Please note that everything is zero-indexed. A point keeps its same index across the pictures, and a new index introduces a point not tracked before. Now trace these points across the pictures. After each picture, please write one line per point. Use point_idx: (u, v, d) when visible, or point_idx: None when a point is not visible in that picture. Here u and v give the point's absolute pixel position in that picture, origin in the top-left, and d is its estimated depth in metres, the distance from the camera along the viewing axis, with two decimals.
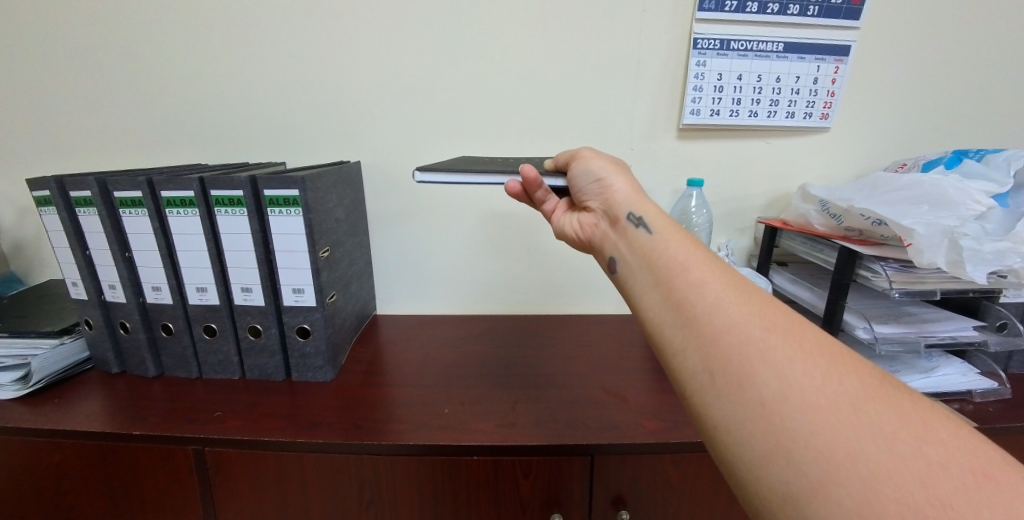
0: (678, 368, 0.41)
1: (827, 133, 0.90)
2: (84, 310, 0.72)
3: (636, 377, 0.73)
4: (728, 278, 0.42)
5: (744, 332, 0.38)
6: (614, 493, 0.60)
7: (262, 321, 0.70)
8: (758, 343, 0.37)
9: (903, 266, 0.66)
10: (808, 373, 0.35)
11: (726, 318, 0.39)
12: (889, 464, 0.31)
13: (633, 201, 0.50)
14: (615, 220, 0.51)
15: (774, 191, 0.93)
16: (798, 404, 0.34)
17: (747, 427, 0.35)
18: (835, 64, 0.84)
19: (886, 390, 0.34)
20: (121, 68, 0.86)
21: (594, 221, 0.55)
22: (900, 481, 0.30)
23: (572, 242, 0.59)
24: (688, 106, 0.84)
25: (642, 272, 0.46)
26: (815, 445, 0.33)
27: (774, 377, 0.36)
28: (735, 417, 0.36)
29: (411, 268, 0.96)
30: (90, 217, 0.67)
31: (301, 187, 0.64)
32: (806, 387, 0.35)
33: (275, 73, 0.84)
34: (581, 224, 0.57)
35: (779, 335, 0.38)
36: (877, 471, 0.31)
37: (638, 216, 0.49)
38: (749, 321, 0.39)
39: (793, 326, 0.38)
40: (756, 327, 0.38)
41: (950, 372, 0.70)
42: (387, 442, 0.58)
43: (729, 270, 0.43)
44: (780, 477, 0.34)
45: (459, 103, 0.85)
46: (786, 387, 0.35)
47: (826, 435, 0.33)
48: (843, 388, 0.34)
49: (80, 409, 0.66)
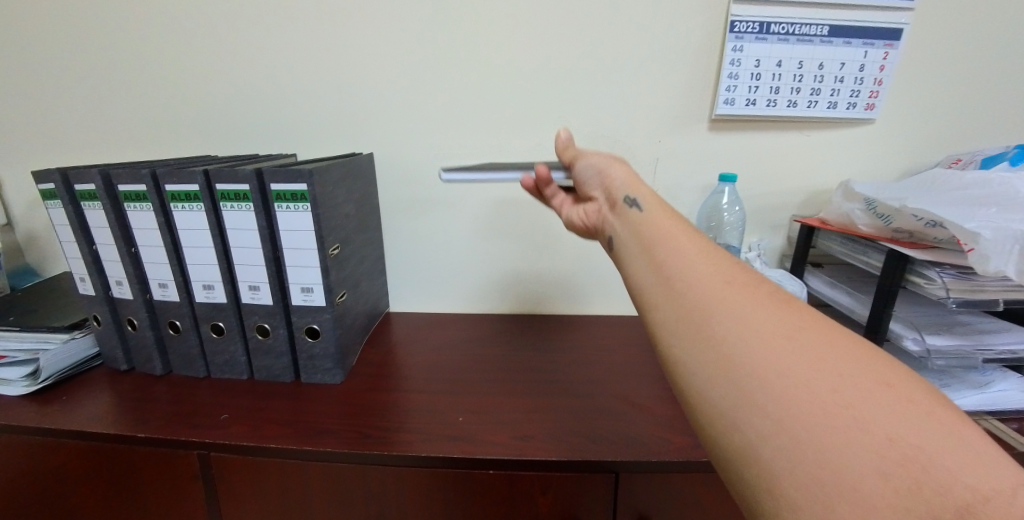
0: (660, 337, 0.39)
1: (872, 125, 0.83)
2: (91, 306, 0.71)
3: (661, 386, 0.69)
4: (704, 250, 0.41)
5: (717, 293, 0.37)
6: (637, 513, 0.56)
7: (270, 321, 0.67)
8: (727, 300, 0.36)
9: (961, 273, 0.60)
10: (772, 337, 0.34)
11: (699, 280, 0.38)
12: (857, 430, 0.29)
13: (630, 184, 0.47)
14: (612, 205, 0.48)
15: (811, 188, 0.87)
16: (764, 369, 0.33)
17: (723, 391, 0.34)
18: (885, 50, 0.77)
19: (846, 349, 0.34)
20: (128, 56, 0.83)
21: (597, 209, 0.52)
22: (868, 460, 0.29)
23: (574, 225, 0.57)
24: (721, 95, 0.78)
25: (637, 255, 0.43)
26: (785, 409, 0.32)
27: (742, 343, 0.34)
28: (712, 382, 0.35)
29: (424, 265, 0.93)
30: (95, 211, 0.65)
31: (309, 182, 0.60)
32: (770, 352, 0.33)
33: (285, 61, 0.81)
34: (587, 214, 0.54)
35: (746, 297, 0.37)
36: (845, 439, 0.29)
37: (632, 199, 0.46)
38: (726, 290, 0.37)
39: (761, 288, 0.38)
40: (727, 288, 0.37)
41: (1005, 388, 0.64)
42: (398, 452, 0.55)
43: (713, 246, 0.42)
44: (756, 445, 0.32)
45: (475, 92, 0.81)
46: (754, 354, 0.34)
47: (795, 406, 0.31)
48: (806, 354, 0.33)
49: (87, 408, 0.64)
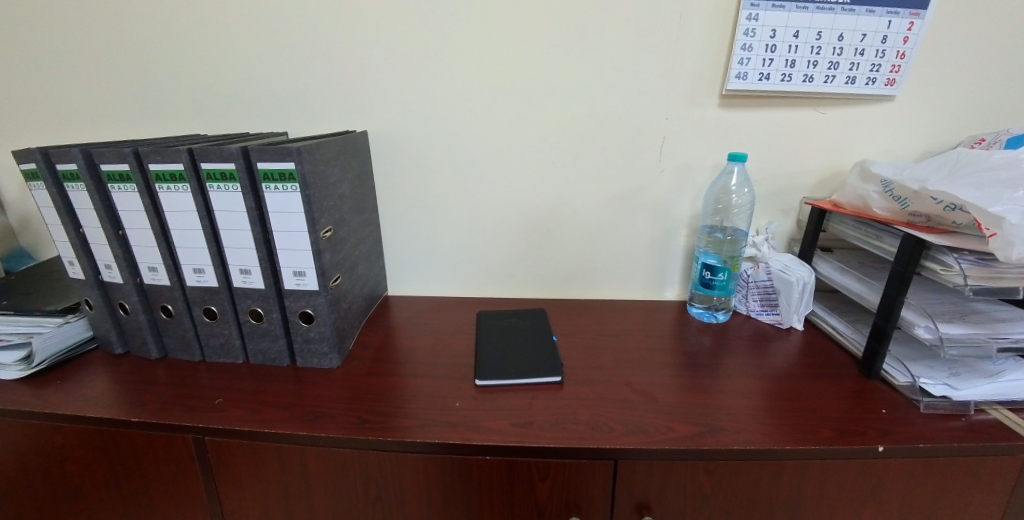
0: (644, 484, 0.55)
1: (891, 102, 0.78)
2: (82, 290, 0.69)
3: (664, 372, 0.68)
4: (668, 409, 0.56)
5: (669, 508, 0.56)
6: (637, 500, 0.55)
7: (263, 305, 0.66)
8: (672, 502, 0.56)
9: (981, 259, 0.57)
10: (685, 491, 0.55)
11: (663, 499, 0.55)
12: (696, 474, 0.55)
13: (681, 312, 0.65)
14: None
15: (825, 169, 0.83)
16: (671, 489, 0.55)
17: (660, 500, 0.56)
18: (910, 19, 0.72)
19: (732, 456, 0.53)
20: (113, 29, 0.79)
21: None
22: None
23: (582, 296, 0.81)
24: (733, 69, 0.74)
25: None
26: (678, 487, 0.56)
27: (667, 502, 0.56)
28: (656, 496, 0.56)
29: (423, 248, 0.91)
30: (79, 192, 0.63)
31: (297, 160, 0.57)
32: (678, 484, 0.54)
33: (275, 34, 0.77)
34: None
35: (684, 476, 0.54)
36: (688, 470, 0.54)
37: None
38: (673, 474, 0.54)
39: (704, 500, 0.55)
40: (677, 504, 0.56)
41: (1019, 378, 0.62)
42: (394, 438, 0.54)
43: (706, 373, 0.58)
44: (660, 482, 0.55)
45: (475, 67, 0.77)
46: (667, 489, 0.55)
47: (674, 496, 0.55)
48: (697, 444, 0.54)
49: (83, 391, 0.64)
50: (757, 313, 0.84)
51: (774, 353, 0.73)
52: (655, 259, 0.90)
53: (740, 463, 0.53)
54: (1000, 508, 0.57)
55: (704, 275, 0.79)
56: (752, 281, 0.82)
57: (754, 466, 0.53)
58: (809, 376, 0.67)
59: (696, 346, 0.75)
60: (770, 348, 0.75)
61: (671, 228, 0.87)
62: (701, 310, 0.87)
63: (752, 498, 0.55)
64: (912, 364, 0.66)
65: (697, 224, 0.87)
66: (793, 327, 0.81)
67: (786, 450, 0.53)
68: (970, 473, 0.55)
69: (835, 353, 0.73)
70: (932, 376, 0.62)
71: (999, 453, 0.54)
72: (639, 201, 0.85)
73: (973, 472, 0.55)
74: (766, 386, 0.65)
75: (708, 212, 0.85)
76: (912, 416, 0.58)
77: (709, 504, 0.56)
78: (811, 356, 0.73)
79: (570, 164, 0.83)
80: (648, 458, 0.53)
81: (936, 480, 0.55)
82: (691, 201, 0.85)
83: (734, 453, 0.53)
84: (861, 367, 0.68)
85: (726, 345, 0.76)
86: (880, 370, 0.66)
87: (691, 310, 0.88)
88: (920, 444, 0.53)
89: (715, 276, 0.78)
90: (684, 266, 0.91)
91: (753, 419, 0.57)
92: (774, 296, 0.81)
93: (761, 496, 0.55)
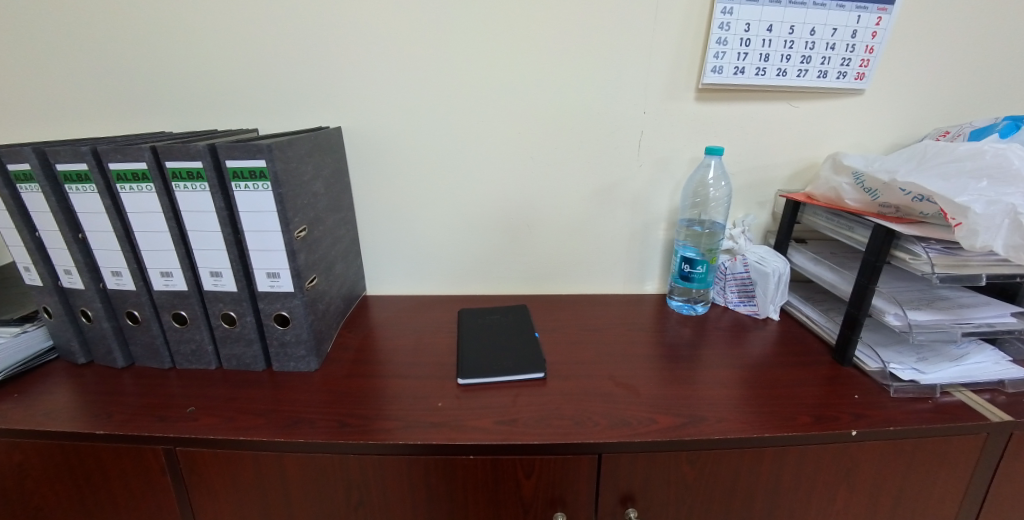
0: (631, 479, 0.55)
1: (860, 96, 0.80)
2: (40, 297, 0.66)
3: (645, 364, 0.69)
4: None
5: (654, 500, 0.57)
6: (622, 492, 0.56)
7: (236, 308, 0.64)
8: (657, 494, 0.56)
9: (947, 247, 0.58)
10: (668, 482, 0.55)
11: (646, 491, 0.56)
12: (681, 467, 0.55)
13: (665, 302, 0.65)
14: None
15: (798, 161, 0.85)
16: (655, 481, 0.55)
17: (647, 493, 0.56)
18: (878, 14, 0.74)
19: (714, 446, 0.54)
20: (69, 23, 0.75)
21: None
22: None
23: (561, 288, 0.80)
24: (709, 63, 0.75)
25: None
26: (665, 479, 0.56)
27: (651, 494, 0.56)
28: (642, 490, 0.56)
29: (404, 245, 0.89)
30: (33, 194, 0.59)
31: (269, 157, 0.55)
32: (661, 475, 0.55)
33: (244, 27, 0.74)
34: None
35: (664, 467, 0.54)
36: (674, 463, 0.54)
37: None
38: (656, 466, 0.54)
39: (687, 490, 0.56)
40: (663, 496, 0.56)
41: (981, 360, 0.66)
42: (375, 441, 0.53)
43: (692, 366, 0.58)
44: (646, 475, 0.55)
45: (454, 60, 0.75)
46: (648, 479, 0.55)
47: (659, 487, 0.56)
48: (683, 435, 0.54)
49: (44, 404, 0.60)
50: (734, 305, 0.85)
51: (751, 343, 0.75)
52: (635, 253, 0.91)
53: (722, 453, 0.54)
54: (965, 485, 0.60)
55: (683, 268, 0.80)
56: (730, 273, 0.84)
57: (735, 456, 0.54)
58: (785, 364, 0.69)
59: (676, 338, 0.77)
60: (748, 338, 0.77)
61: (650, 222, 0.88)
62: (680, 303, 0.88)
63: (733, 486, 0.56)
64: (883, 350, 0.68)
65: (676, 217, 0.88)
66: (770, 317, 0.82)
67: (764, 438, 0.54)
68: (937, 453, 0.57)
69: (810, 342, 0.75)
70: (901, 361, 0.65)
71: (964, 433, 0.57)
72: (618, 196, 0.85)
73: (939, 452, 0.57)
74: (745, 375, 0.66)
75: (687, 205, 0.86)
76: (883, 400, 0.60)
77: (691, 494, 0.56)
78: (787, 345, 0.74)
79: (552, 159, 0.82)
80: (636, 451, 0.53)
81: (906, 462, 0.57)
82: (671, 194, 0.86)
83: (718, 444, 0.54)
84: (834, 355, 0.70)
85: (705, 336, 0.77)
86: (852, 357, 0.68)
87: (671, 303, 0.89)
88: (891, 428, 0.55)
89: (694, 269, 0.79)
90: (663, 259, 0.92)
91: (732, 408, 0.58)
92: (751, 287, 0.82)
93: (740, 483, 0.56)
